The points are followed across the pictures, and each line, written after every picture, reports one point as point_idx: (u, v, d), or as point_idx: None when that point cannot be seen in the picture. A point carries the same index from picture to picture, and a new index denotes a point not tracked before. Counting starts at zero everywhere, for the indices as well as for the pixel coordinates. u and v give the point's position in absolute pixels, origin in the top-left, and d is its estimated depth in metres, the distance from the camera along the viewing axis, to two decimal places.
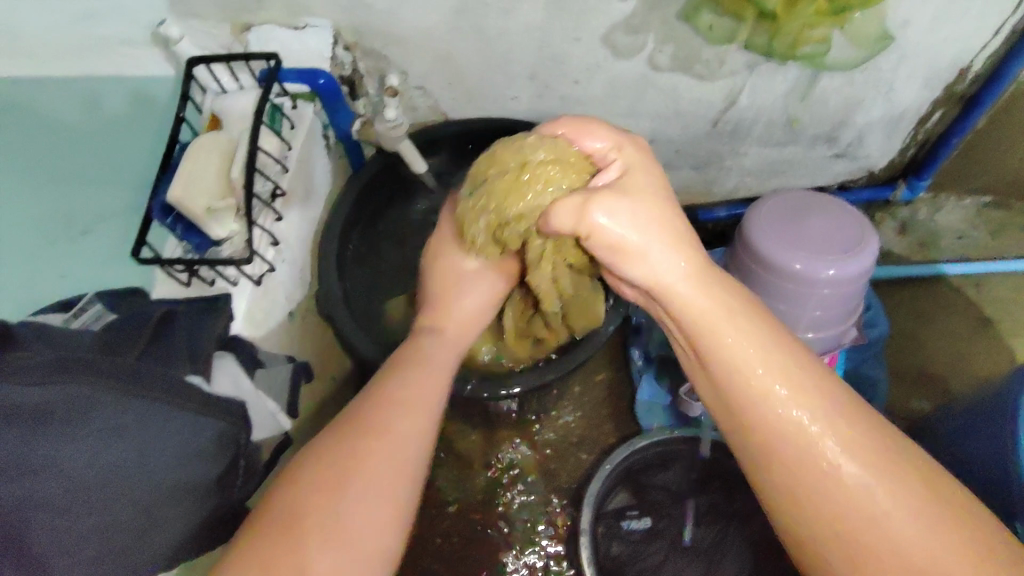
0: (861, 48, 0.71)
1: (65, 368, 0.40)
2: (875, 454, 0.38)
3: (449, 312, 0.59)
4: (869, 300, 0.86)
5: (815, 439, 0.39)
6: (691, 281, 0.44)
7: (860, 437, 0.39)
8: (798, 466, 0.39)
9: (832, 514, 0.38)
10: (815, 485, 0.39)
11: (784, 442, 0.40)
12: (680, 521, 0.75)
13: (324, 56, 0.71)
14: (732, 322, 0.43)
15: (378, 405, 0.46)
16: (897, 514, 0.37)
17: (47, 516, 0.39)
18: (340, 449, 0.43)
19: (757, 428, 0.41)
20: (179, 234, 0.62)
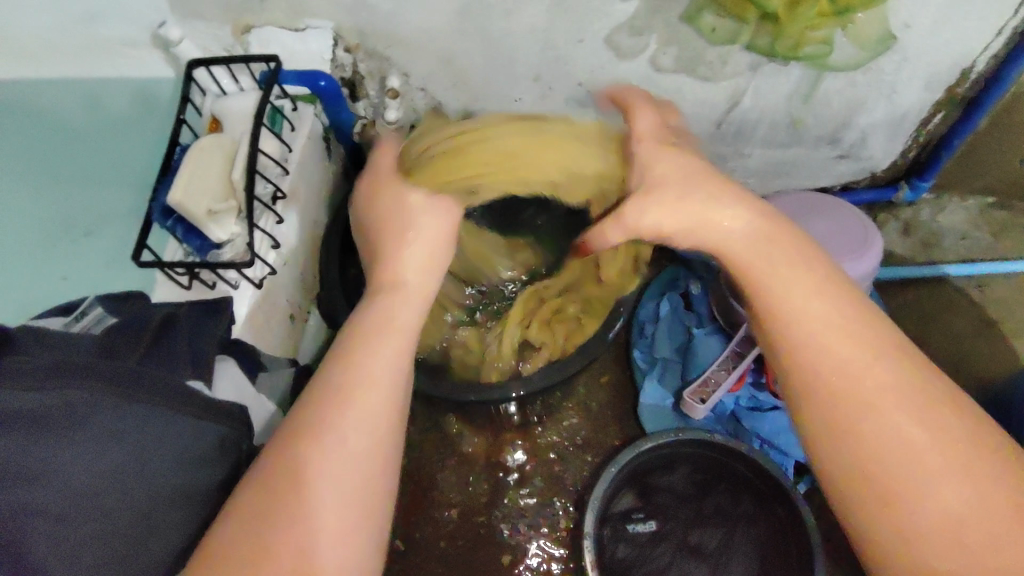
0: (864, 49, 0.71)
1: (65, 370, 0.40)
2: (922, 404, 0.39)
3: (401, 254, 0.48)
4: (873, 301, 0.86)
5: (866, 396, 0.39)
6: (758, 243, 0.45)
7: (910, 395, 0.39)
8: (843, 425, 0.39)
9: (872, 475, 0.38)
10: (864, 445, 0.39)
11: (826, 400, 0.40)
12: (685, 523, 0.75)
13: (323, 58, 0.72)
14: (796, 271, 0.43)
15: (343, 386, 0.41)
16: (933, 474, 0.37)
17: (46, 521, 0.38)
18: (311, 436, 0.39)
19: (809, 384, 0.41)
20: (179, 236, 0.62)
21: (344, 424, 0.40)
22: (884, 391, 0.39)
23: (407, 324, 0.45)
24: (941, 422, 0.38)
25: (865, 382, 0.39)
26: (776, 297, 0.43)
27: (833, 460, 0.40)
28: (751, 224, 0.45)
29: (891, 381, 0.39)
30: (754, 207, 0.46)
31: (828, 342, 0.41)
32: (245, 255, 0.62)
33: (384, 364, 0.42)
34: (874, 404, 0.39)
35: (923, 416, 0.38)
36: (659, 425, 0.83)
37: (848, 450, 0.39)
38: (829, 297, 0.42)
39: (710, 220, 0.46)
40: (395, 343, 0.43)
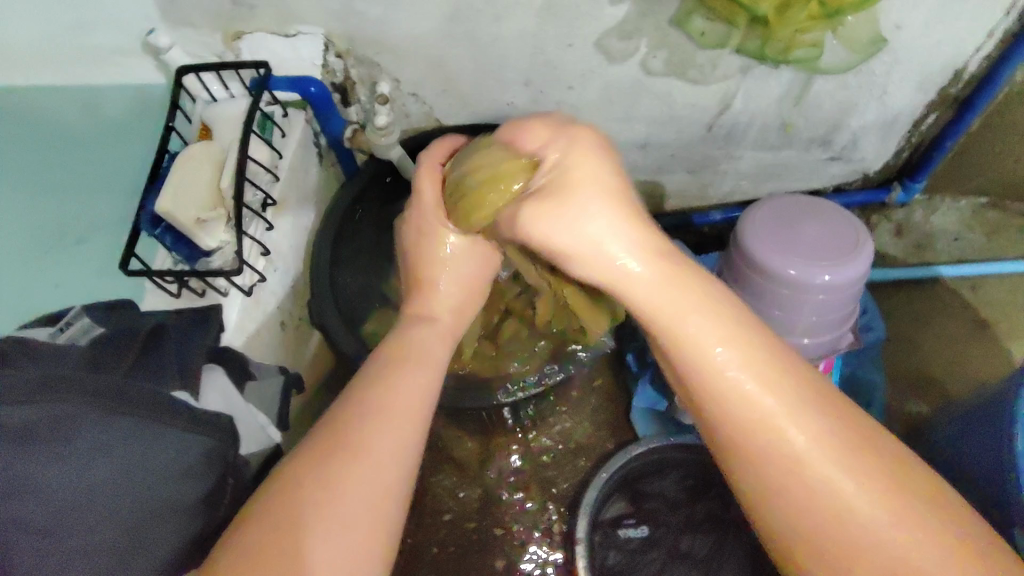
0: (853, 52, 0.71)
1: (53, 386, 0.41)
2: (850, 447, 0.37)
3: (431, 300, 0.55)
4: (865, 303, 0.86)
5: (789, 444, 0.37)
6: (662, 285, 0.42)
7: (843, 433, 0.37)
8: (777, 475, 0.37)
9: (821, 530, 0.36)
10: (791, 490, 0.37)
11: (770, 454, 0.37)
12: (677, 530, 0.74)
13: (315, 64, 0.72)
14: (702, 318, 0.40)
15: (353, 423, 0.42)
16: (885, 528, 0.35)
17: (30, 537, 0.38)
18: (318, 469, 0.40)
19: (718, 419, 0.39)
20: (167, 245, 0.61)
21: (358, 457, 0.40)
22: (810, 438, 0.37)
23: (430, 357, 0.49)
24: (866, 466, 0.36)
25: (794, 431, 0.37)
26: (674, 336, 0.41)
27: (781, 516, 0.37)
28: (647, 264, 0.42)
29: (807, 423, 0.37)
30: (647, 246, 0.43)
31: (756, 387, 0.38)
32: (234, 264, 0.62)
33: (407, 400, 0.44)
34: (801, 451, 0.37)
35: (858, 455, 0.36)
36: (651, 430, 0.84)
37: (784, 499, 0.37)
38: (719, 313, 0.41)
39: (599, 254, 0.43)
40: (416, 376, 0.46)
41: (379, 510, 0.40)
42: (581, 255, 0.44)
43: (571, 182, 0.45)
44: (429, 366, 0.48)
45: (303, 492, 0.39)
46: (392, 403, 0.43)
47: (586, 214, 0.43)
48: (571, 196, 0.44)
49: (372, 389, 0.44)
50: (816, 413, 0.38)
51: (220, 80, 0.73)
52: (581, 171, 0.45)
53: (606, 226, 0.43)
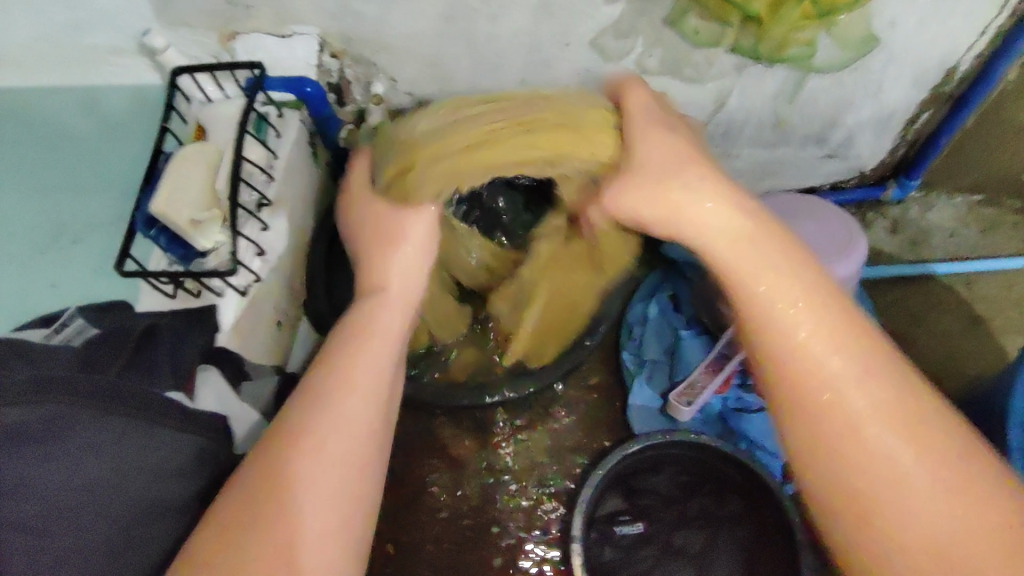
0: (847, 50, 0.71)
1: (42, 388, 0.40)
2: (876, 402, 0.41)
3: (387, 267, 0.54)
4: (860, 300, 0.86)
5: (859, 414, 0.41)
6: (738, 243, 0.46)
7: (881, 391, 0.41)
8: (818, 417, 0.42)
9: (855, 470, 0.40)
10: (828, 437, 0.41)
11: (813, 405, 0.42)
12: (670, 526, 0.75)
13: (310, 64, 0.72)
14: (771, 275, 0.45)
15: (331, 398, 0.45)
16: (907, 470, 0.39)
17: (22, 538, 0.38)
18: (306, 441, 0.43)
19: (792, 393, 0.43)
20: (162, 245, 0.61)
21: (320, 440, 0.43)
22: (858, 396, 0.41)
23: (389, 332, 0.51)
24: (923, 434, 0.40)
25: (836, 379, 0.42)
26: (751, 292, 0.45)
27: (816, 457, 0.42)
28: (730, 219, 0.47)
29: (849, 372, 0.42)
30: (729, 202, 0.47)
31: (833, 359, 0.42)
32: (229, 264, 0.63)
33: (369, 373, 0.47)
34: (844, 402, 0.41)
35: (889, 409, 0.41)
36: (646, 426, 0.84)
37: (843, 467, 0.41)
38: (811, 294, 0.44)
39: (688, 208, 0.47)
40: (379, 352, 0.49)
41: (357, 483, 0.44)
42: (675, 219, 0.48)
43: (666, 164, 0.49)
44: (390, 341, 0.50)
45: (289, 463, 0.42)
46: (359, 376, 0.47)
47: (674, 187, 0.48)
48: (670, 168, 0.49)
49: (341, 367, 0.47)
50: (862, 372, 0.42)
51: (214, 81, 0.72)
52: (654, 145, 0.51)
53: (687, 197, 0.47)
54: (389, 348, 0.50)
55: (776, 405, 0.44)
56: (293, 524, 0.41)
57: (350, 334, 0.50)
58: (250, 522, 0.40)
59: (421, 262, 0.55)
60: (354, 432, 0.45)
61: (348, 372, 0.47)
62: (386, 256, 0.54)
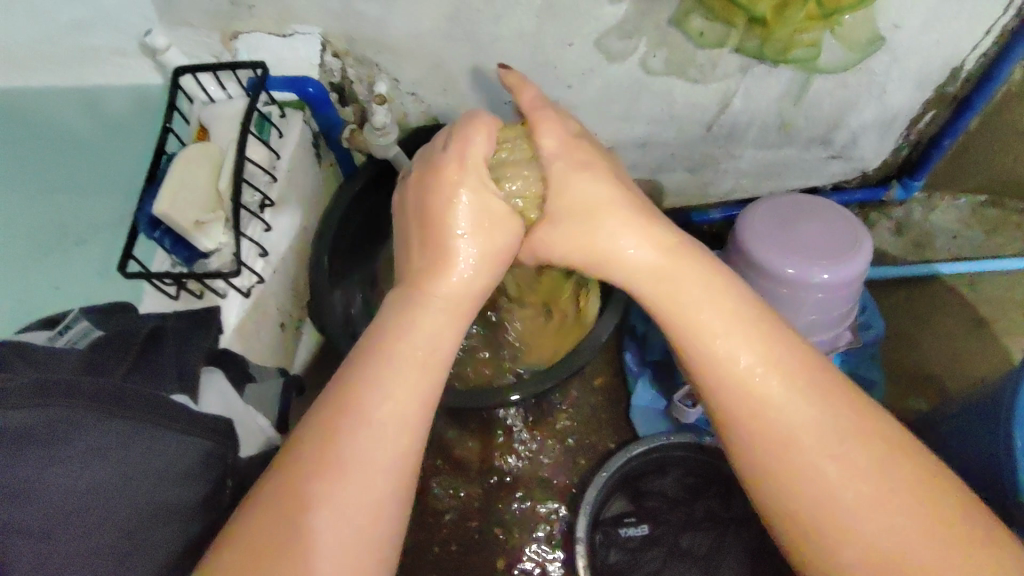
0: (852, 51, 0.71)
1: (47, 391, 0.40)
2: (836, 434, 0.39)
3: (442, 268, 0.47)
4: (863, 302, 0.85)
5: (793, 426, 0.39)
6: (667, 278, 0.46)
7: (840, 416, 0.39)
8: (778, 448, 0.39)
9: (816, 500, 0.38)
10: (793, 464, 0.39)
11: (767, 435, 0.40)
12: (677, 527, 0.73)
13: (312, 64, 0.71)
14: (711, 307, 0.44)
15: (353, 419, 0.40)
16: (869, 498, 0.37)
17: (28, 541, 0.38)
18: (331, 455, 0.39)
19: (720, 402, 0.42)
20: (166, 247, 0.61)
21: (345, 461, 0.39)
22: (816, 427, 0.39)
23: (433, 353, 0.44)
24: (859, 451, 0.38)
25: (786, 408, 0.40)
26: (695, 325, 0.43)
27: (780, 488, 0.39)
28: (662, 257, 0.47)
29: (788, 393, 0.40)
30: (660, 242, 0.47)
31: (762, 373, 0.41)
32: (233, 265, 0.62)
33: (407, 389, 0.41)
34: (800, 432, 0.39)
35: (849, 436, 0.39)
36: (650, 428, 0.84)
37: (785, 482, 0.39)
38: (735, 308, 0.43)
39: (613, 249, 0.48)
40: (422, 371, 0.43)
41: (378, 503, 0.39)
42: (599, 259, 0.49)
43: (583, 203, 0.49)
44: (435, 364, 0.43)
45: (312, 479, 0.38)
46: (397, 389, 0.41)
47: (614, 219, 0.48)
48: (586, 214, 0.49)
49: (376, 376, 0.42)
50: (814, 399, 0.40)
51: (216, 81, 0.72)
52: (585, 185, 0.49)
53: (622, 235, 0.47)
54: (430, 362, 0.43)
55: (735, 440, 0.41)
56: (317, 536, 0.37)
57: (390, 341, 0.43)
58: (281, 541, 0.37)
59: (484, 271, 0.48)
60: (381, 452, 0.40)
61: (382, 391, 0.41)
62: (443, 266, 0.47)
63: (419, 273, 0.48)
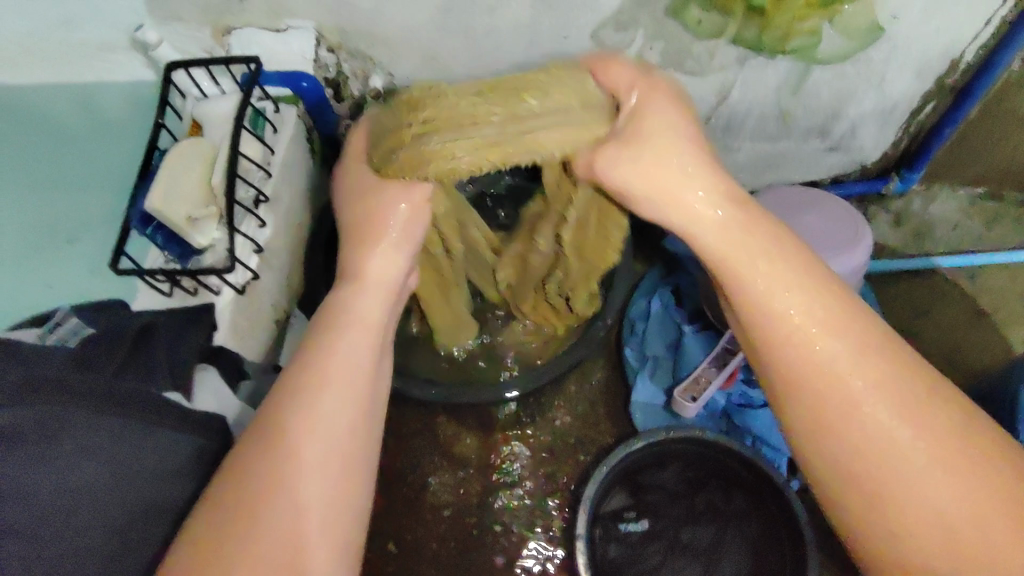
0: (850, 39, 0.71)
1: (34, 390, 0.39)
2: (887, 388, 0.40)
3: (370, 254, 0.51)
4: (864, 293, 0.84)
5: (841, 381, 0.40)
6: (736, 233, 0.45)
7: (885, 371, 0.40)
8: (819, 404, 0.41)
9: (862, 450, 0.39)
10: (829, 420, 0.41)
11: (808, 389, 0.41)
12: (677, 522, 0.75)
13: (306, 58, 0.71)
14: (779, 269, 0.44)
15: (316, 389, 0.43)
16: (912, 450, 0.39)
17: (17, 541, 0.37)
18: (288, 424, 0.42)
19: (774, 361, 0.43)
20: (159, 243, 0.60)
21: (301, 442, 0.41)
22: (866, 383, 0.40)
23: (369, 320, 0.48)
24: (911, 404, 0.39)
25: (833, 364, 0.41)
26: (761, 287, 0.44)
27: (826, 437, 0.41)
28: (731, 215, 0.45)
29: (843, 349, 0.41)
30: (734, 198, 0.46)
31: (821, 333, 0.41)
32: (226, 262, 0.61)
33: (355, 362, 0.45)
34: (847, 380, 0.40)
35: (890, 391, 0.40)
36: (650, 423, 0.83)
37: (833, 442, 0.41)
38: (800, 271, 0.43)
39: (681, 199, 0.46)
40: (359, 339, 0.46)
41: (350, 464, 0.43)
42: (666, 202, 0.46)
43: (653, 131, 0.46)
44: (368, 330, 0.47)
45: (276, 474, 0.40)
46: (340, 366, 0.44)
47: (675, 169, 0.46)
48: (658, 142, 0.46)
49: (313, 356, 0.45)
50: (866, 354, 0.41)
51: (210, 76, 0.71)
52: (649, 129, 0.46)
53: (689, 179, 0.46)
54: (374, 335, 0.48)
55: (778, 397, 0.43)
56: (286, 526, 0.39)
57: (336, 320, 0.47)
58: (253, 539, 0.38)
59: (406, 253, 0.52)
60: (341, 421, 0.43)
61: (321, 369, 0.44)
62: (368, 249, 0.51)
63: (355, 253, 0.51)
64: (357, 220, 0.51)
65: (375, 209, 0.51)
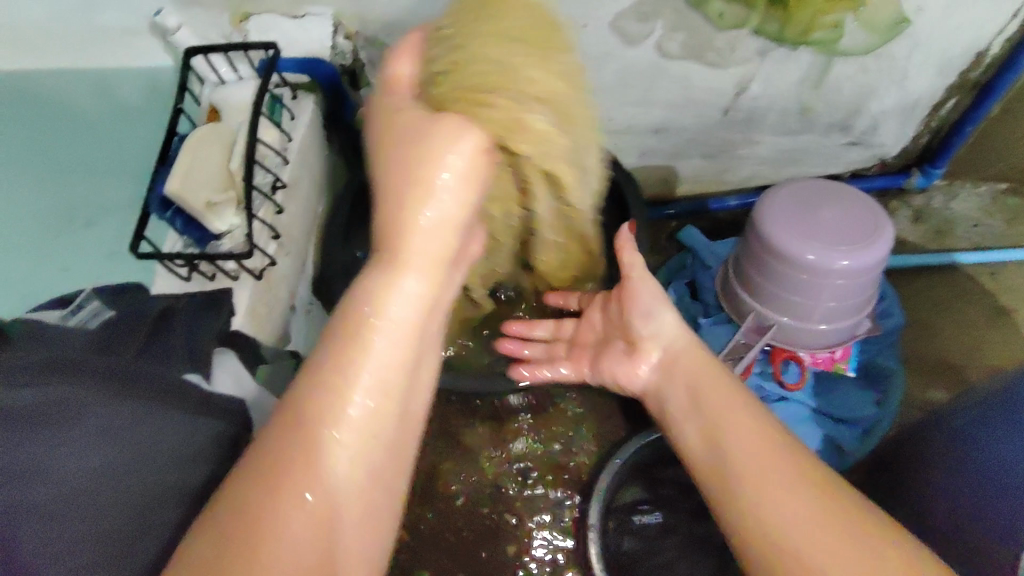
0: (873, 34, 0.70)
1: (55, 367, 0.40)
2: (784, 483, 0.44)
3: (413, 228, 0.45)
4: (883, 289, 0.82)
5: (747, 479, 0.45)
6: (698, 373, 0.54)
7: (780, 463, 0.45)
8: (735, 491, 0.46)
9: (756, 527, 0.43)
10: (748, 512, 0.44)
11: (735, 483, 0.46)
12: (692, 516, 0.73)
13: (325, 46, 0.71)
14: (718, 395, 0.52)
15: (335, 400, 0.40)
16: (797, 520, 0.41)
17: (36, 522, 0.37)
18: (306, 445, 0.38)
19: (712, 461, 0.49)
20: (178, 228, 0.61)
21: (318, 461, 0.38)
22: (761, 471, 0.45)
23: (401, 331, 0.43)
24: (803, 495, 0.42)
25: (738, 455, 0.47)
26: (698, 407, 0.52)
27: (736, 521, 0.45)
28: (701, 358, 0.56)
29: (745, 450, 0.47)
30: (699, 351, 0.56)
31: (733, 441, 0.48)
32: (245, 247, 0.61)
33: (380, 376, 0.42)
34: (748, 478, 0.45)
35: (789, 479, 0.44)
36: None
37: (747, 534, 0.44)
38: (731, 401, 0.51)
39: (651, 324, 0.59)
40: (389, 360, 0.42)
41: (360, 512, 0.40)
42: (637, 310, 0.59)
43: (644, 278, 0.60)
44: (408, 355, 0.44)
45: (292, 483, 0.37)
46: (361, 384, 0.41)
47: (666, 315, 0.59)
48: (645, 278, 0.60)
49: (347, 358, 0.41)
50: (767, 453, 0.46)
51: (228, 62, 0.71)
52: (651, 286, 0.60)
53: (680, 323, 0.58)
54: (407, 359, 0.43)
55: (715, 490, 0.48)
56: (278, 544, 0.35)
57: (350, 312, 0.43)
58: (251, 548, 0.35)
59: (450, 238, 0.46)
60: (358, 451, 0.40)
61: (347, 384, 0.40)
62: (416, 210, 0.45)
63: (389, 232, 0.45)
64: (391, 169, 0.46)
65: (420, 164, 0.45)
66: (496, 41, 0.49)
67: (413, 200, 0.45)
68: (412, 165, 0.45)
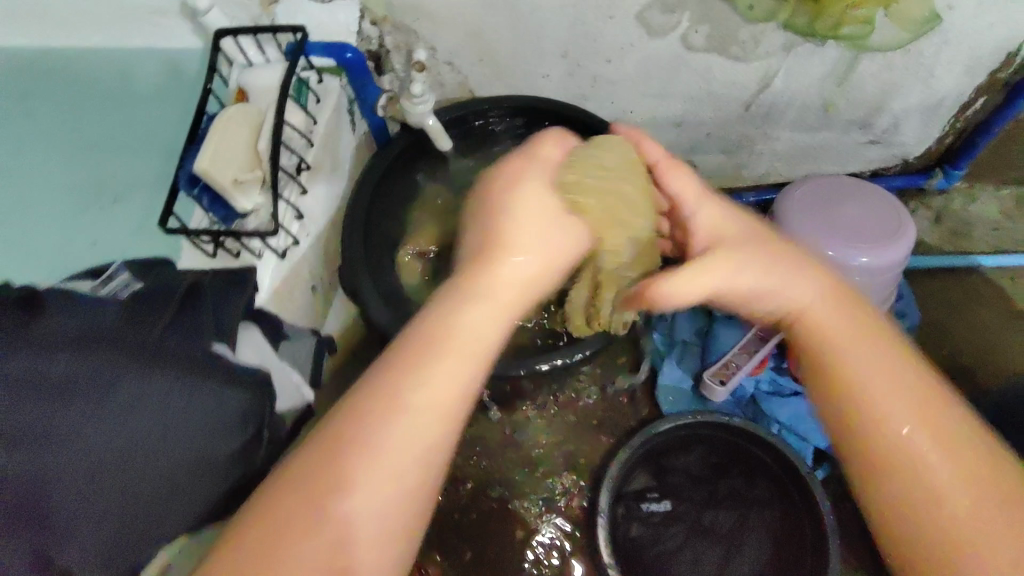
0: (905, 30, 0.70)
1: (90, 344, 0.41)
2: (933, 428, 0.37)
3: (504, 256, 0.42)
4: (900, 288, 0.82)
5: (876, 405, 0.38)
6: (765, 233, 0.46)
7: (920, 403, 0.38)
8: (860, 402, 0.39)
9: (888, 461, 0.37)
10: (875, 440, 0.38)
11: (867, 402, 0.39)
12: (700, 504, 0.75)
13: (350, 30, 0.74)
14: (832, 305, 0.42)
15: (398, 392, 0.35)
16: (942, 477, 0.36)
17: (70, 489, 0.39)
18: (364, 437, 0.34)
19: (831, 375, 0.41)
20: (204, 205, 0.62)
21: (381, 446, 0.34)
22: (899, 403, 0.38)
23: (479, 341, 0.38)
24: (944, 438, 0.37)
25: (873, 385, 0.39)
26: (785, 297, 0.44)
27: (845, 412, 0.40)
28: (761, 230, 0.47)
29: (880, 370, 0.39)
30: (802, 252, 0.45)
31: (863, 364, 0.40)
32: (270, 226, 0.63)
33: (440, 397, 0.36)
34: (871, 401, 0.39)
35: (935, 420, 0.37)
36: (676, 407, 0.84)
37: (869, 454, 0.38)
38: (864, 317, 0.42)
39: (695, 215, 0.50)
40: (457, 364, 0.37)
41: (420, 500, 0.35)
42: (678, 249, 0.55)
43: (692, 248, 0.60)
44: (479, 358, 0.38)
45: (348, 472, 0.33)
46: (432, 386, 0.36)
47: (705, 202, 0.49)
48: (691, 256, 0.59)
49: (425, 349, 0.37)
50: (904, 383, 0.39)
51: (257, 44, 0.72)
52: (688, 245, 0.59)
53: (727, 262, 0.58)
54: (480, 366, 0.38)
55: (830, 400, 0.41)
56: (334, 521, 0.32)
57: (437, 322, 0.38)
58: (293, 535, 0.32)
59: (522, 297, 0.42)
60: (424, 445, 0.35)
61: (419, 380, 0.36)
62: (505, 254, 0.42)
63: (475, 260, 0.42)
64: (504, 214, 0.44)
65: (521, 216, 0.44)
66: (630, 191, 0.53)
67: (508, 247, 0.43)
68: (512, 216, 0.44)
